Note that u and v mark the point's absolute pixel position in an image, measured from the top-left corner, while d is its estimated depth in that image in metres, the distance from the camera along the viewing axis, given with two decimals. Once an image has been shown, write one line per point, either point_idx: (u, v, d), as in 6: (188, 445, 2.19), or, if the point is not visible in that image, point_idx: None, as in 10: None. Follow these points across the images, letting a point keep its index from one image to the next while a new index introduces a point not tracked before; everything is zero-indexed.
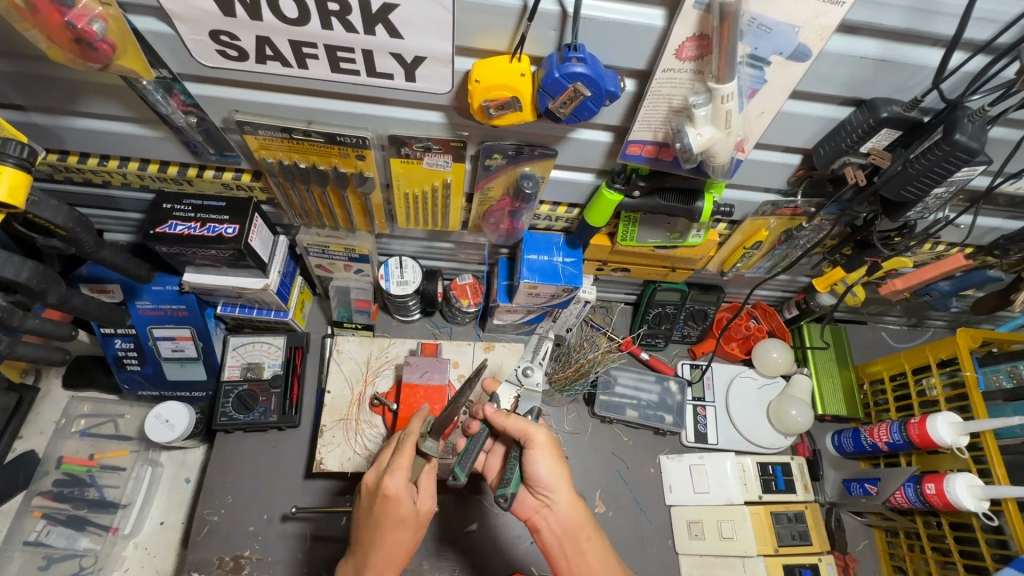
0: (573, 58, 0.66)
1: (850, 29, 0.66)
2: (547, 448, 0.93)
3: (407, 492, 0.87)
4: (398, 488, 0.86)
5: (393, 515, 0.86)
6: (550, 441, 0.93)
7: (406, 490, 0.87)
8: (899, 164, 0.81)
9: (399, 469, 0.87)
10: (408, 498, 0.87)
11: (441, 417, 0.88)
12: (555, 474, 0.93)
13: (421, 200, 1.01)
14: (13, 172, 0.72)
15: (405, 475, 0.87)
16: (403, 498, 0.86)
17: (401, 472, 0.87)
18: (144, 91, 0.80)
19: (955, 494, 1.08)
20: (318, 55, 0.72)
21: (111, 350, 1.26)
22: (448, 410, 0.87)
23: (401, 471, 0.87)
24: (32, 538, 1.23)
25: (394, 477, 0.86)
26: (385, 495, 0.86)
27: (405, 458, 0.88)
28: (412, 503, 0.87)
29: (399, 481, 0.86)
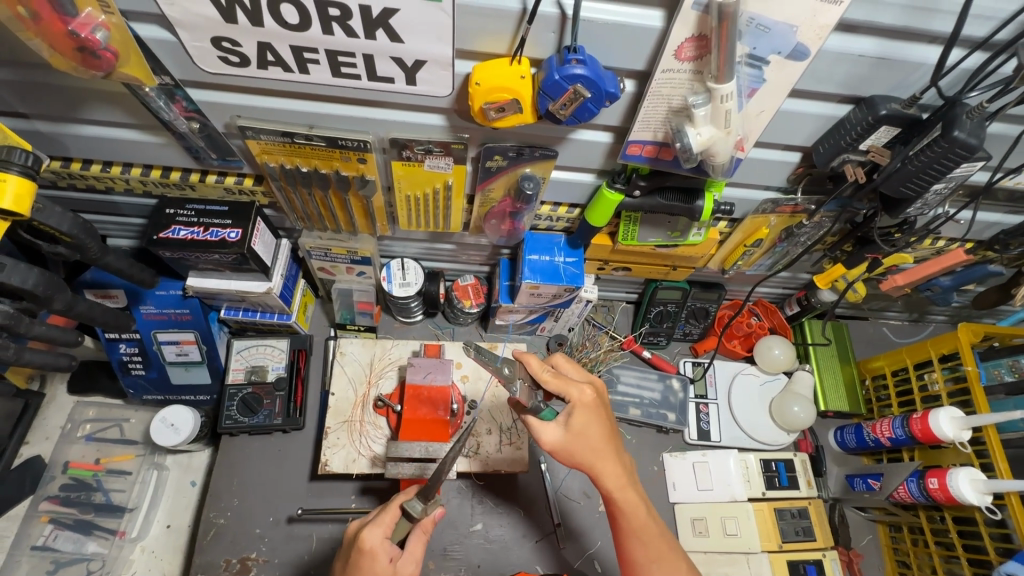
0: (573, 60, 0.66)
1: (847, 27, 0.67)
2: (557, 450, 0.86)
3: (383, 550, 0.83)
4: (374, 543, 0.82)
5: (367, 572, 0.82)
6: (557, 442, 0.85)
7: (383, 547, 0.83)
8: (898, 161, 0.81)
9: (379, 523, 0.84)
10: (385, 556, 0.82)
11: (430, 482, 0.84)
12: (563, 439, 0.85)
13: (423, 201, 1.02)
14: (18, 180, 0.72)
15: (384, 531, 0.84)
16: (378, 555, 0.82)
17: (380, 526, 0.84)
18: (147, 98, 0.80)
19: (958, 487, 1.09)
20: (319, 60, 0.72)
21: (115, 355, 1.26)
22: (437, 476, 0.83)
23: (380, 526, 0.84)
24: (40, 543, 1.24)
25: (373, 531, 0.83)
26: (360, 548, 0.82)
27: (388, 514, 0.85)
28: (388, 561, 0.82)
29: (375, 536, 0.83)
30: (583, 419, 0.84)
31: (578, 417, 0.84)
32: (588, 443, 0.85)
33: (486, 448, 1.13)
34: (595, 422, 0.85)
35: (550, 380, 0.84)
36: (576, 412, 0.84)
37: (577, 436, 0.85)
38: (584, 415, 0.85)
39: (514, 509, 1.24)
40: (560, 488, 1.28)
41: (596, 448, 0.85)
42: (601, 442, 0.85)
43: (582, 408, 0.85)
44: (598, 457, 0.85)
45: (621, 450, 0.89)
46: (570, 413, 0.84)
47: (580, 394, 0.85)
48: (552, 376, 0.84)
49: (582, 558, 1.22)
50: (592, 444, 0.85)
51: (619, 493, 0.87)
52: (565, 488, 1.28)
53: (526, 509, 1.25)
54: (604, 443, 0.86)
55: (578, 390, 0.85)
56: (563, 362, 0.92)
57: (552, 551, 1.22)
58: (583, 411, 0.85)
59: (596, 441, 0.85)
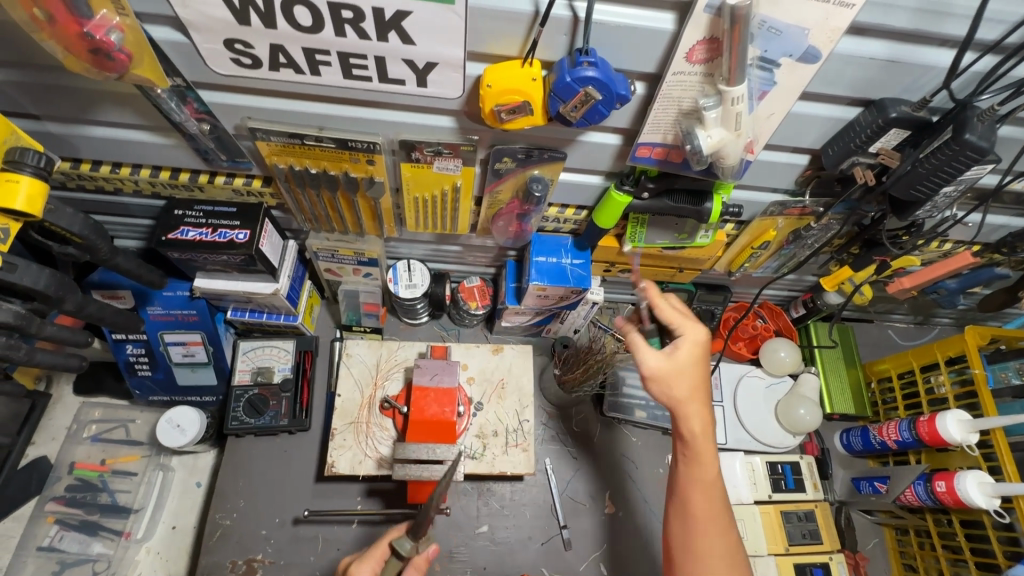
0: (585, 63, 0.67)
1: (857, 30, 0.67)
2: (653, 375, 0.89)
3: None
4: None
5: None
6: (656, 367, 0.88)
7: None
8: (908, 164, 0.81)
9: (368, 559, 0.86)
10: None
11: (415, 522, 0.82)
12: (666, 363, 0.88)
13: (431, 203, 1.02)
14: (31, 181, 0.72)
15: (372, 568, 0.85)
16: None
17: (368, 562, 0.86)
18: (159, 99, 0.80)
19: (965, 490, 1.09)
20: (332, 62, 0.73)
21: (122, 356, 1.26)
22: (420, 517, 0.81)
23: (369, 562, 0.86)
24: (46, 543, 1.24)
25: (360, 566, 0.85)
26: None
27: (377, 550, 0.87)
28: None
29: (363, 571, 0.85)
30: (690, 352, 0.88)
31: (685, 349, 0.88)
32: (684, 378, 0.87)
33: (493, 450, 1.13)
34: (696, 364, 0.88)
35: (676, 317, 0.90)
36: (683, 344, 0.88)
37: (677, 367, 0.88)
38: (690, 350, 0.88)
39: (520, 511, 1.24)
40: (566, 490, 1.28)
41: (693, 385, 0.88)
42: (699, 384, 0.88)
43: (691, 341, 0.88)
44: (689, 398, 0.88)
45: (713, 408, 0.90)
46: (680, 344, 0.88)
47: (695, 331, 0.89)
48: (671, 309, 0.91)
49: (587, 560, 1.22)
50: (688, 384, 0.88)
51: (701, 446, 0.87)
52: (571, 490, 1.28)
53: (532, 511, 1.25)
54: (700, 387, 0.88)
55: (697, 331, 0.89)
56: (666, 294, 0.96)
57: (559, 553, 1.22)
58: (692, 347, 0.88)
59: (693, 381, 0.88)
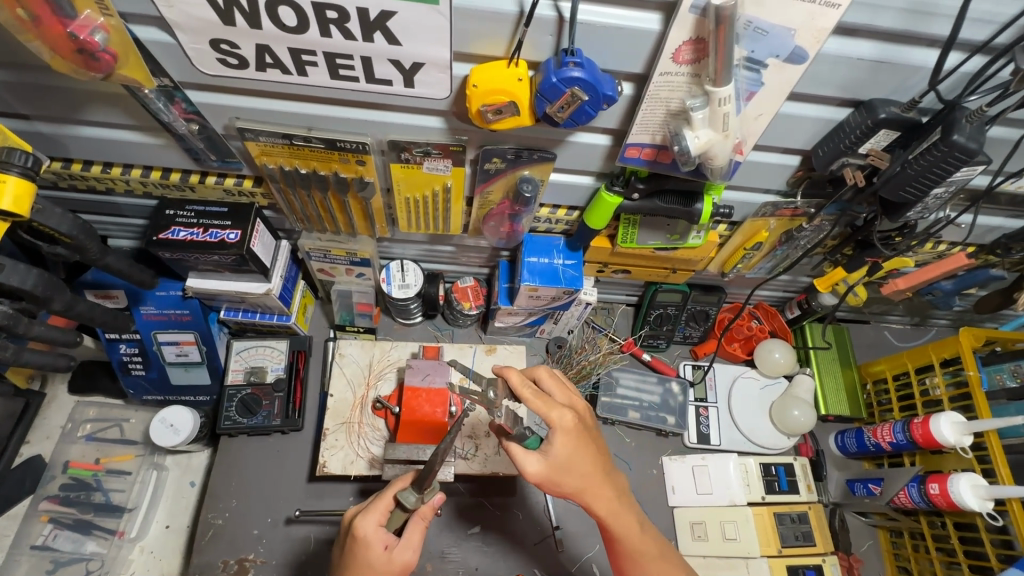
0: (570, 63, 0.66)
1: (845, 30, 0.66)
2: (542, 481, 0.82)
3: (377, 538, 0.83)
4: (367, 531, 0.84)
5: (360, 562, 0.83)
6: (542, 474, 0.82)
7: (376, 535, 0.83)
8: (898, 165, 0.80)
9: (373, 511, 0.85)
10: (378, 544, 0.83)
11: (421, 471, 0.84)
12: (557, 463, 0.82)
13: (422, 203, 1.02)
14: (17, 181, 0.73)
15: (378, 518, 0.85)
16: (371, 544, 0.83)
17: (373, 514, 0.85)
18: (147, 100, 0.80)
19: (958, 493, 1.08)
20: (318, 62, 0.72)
21: (115, 355, 1.26)
22: (428, 465, 0.82)
23: (373, 515, 0.85)
24: (39, 542, 1.24)
25: (366, 519, 0.84)
26: (355, 536, 0.84)
27: (382, 502, 0.86)
28: (382, 550, 0.83)
29: (368, 524, 0.84)
30: (565, 447, 0.82)
31: (559, 444, 0.81)
32: (571, 476, 0.83)
33: (484, 451, 1.12)
34: (577, 452, 0.82)
35: (531, 398, 0.82)
36: (557, 438, 0.81)
37: (559, 465, 0.82)
38: (567, 442, 0.82)
39: (512, 512, 1.24)
40: None
41: (583, 476, 0.83)
42: (590, 468, 0.83)
43: (563, 433, 0.82)
44: (585, 488, 0.84)
45: (612, 474, 0.87)
46: (552, 442, 0.82)
47: (560, 416, 0.82)
48: (533, 398, 0.82)
49: (579, 562, 1.22)
50: (579, 471, 0.83)
51: (612, 521, 0.87)
52: None
53: (524, 512, 1.24)
54: (591, 470, 0.83)
55: (559, 413, 0.82)
56: (548, 378, 0.90)
57: (551, 553, 1.22)
58: (565, 437, 0.82)
59: (583, 472, 0.83)
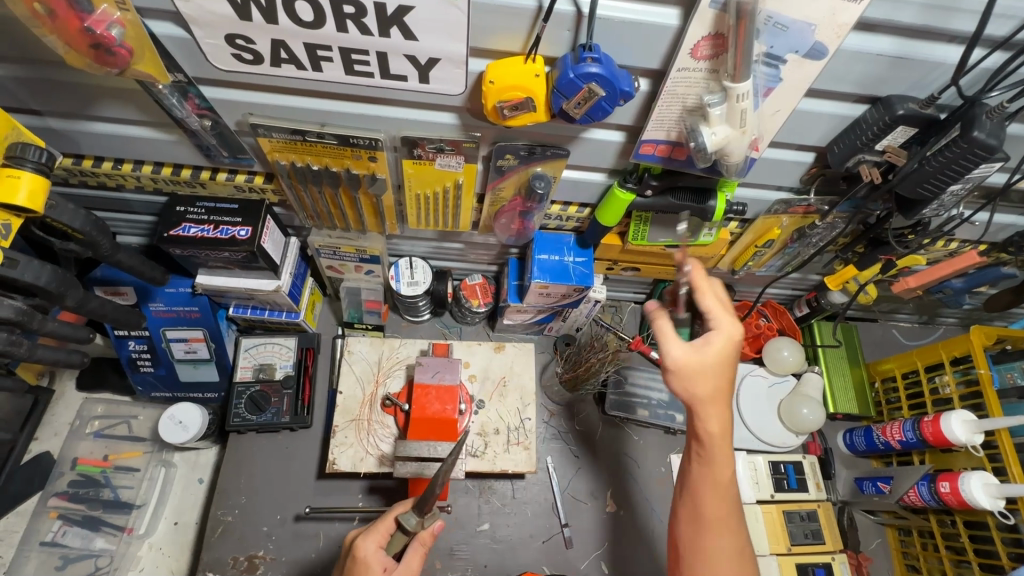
0: (588, 58, 0.66)
1: (865, 26, 0.66)
2: (676, 367, 0.80)
3: (375, 560, 0.84)
4: (367, 552, 0.84)
5: None
6: (679, 354, 0.80)
7: (375, 557, 0.84)
8: (915, 161, 0.80)
9: (373, 533, 0.86)
10: (377, 566, 0.83)
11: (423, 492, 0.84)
12: (685, 357, 0.80)
13: (433, 200, 1.01)
14: (32, 177, 0.73)
15: (378, 541, 0.86)
16: (370, 565, 0.83)
17: (374, 536, 0.86)
18: (160, 95, 0.80)
19: (970, 491, 1.08)
20: (333, 57, 0.72)
21: (124, 352, 1.26)
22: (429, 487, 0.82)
23: (373, 536, 0.86)
24: (48, 539, 1.24)
25: (366, 539, 0.85)
26: (354, 556, 0.85)
27: (383, 524, 0.87)
28: (380, 572, 0.83)
29: (367, 545, 0.85)
30: (719, 352, 0.79)
31: (717, 345, 0.79)
32: (701, 379, 0.79)
33: (495, 448, 1.13)
34: (722, 361, 0.80)
35: (715, 310, 0.81)
36: (716, 342, 0.79)
37: (704, 362, 0.80)
38: (722, 347, 0.80)
39: (520, 509, 1.24)
40: (567, 488, 1.28)
41: (715, 386, 0.80)
42: (723, 379, 0.80)
43: (729, 344, 0.79)
44: (708, 401, 0.80)
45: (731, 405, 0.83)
46: (709, 341, 0.80)
47: (732, 328, 0.80)
48: (713, 298, 0.82)
49: (588, 558, 1.22)
50: (708, 380, 0.79)
51: (715, 444, 0.81)
52: (572, 489, 1.28)
53: (533, 509, 1.24)
54: (722, 387, 0.80)
55: (737, 327, 0.80)
56: (754, 310, 0.85)
57: (560, 552, 1.22)
58: (725, 347, 0.79)
59: (712, 385, 0.80)
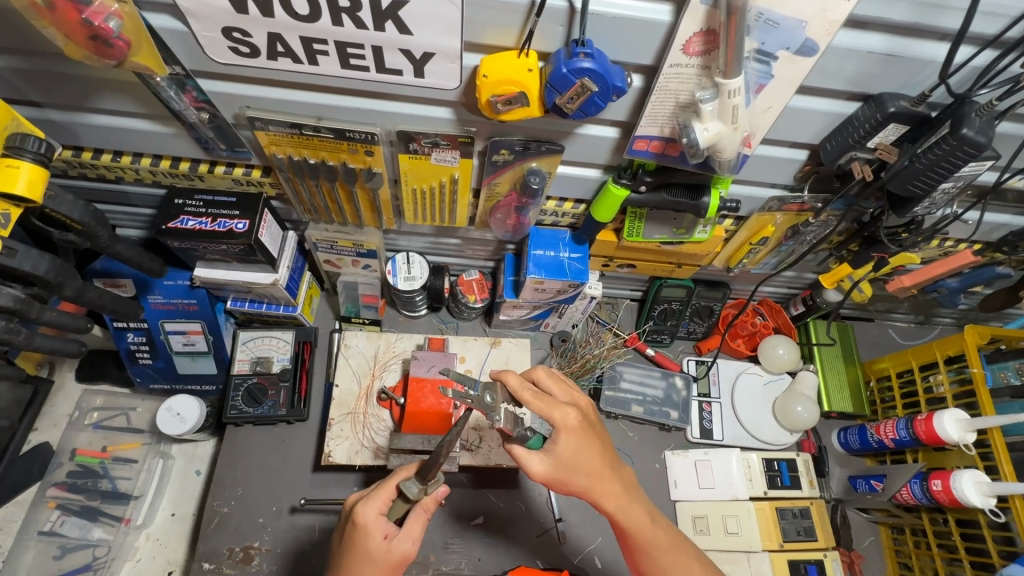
0: (580, 54, 0.67)
1: (856, 23, 0.66)
2: (548, 480, 0.84)
3: (377, 526, 0.84)
4: (367, 519, 0.84)
5: (360, 549, 0.84)
6: (547, 472, 0.83)
7: (376, 523, 0.84)
8: (906, 159, 0.80)
9: (374, 499, 0.86)
10: (378, 533, 0.84)
11: (426, 462, 0.84)
12: (561, 463, 0.83)
13: (429, 195, 1.02)
14: (31, 167, 0.74)
15: (379, 507, 0.86)
16: (371, 532, 0.84)
17: (375, 502, 0.86)
18: (158, 88, 0.81)
19: (962, 489, 1.09)
20: (329, 51, 0.73)
21: (123, 344, 1.27)
22: (432, 458, 0.81)
23: (375, 503, 0.86)
24: (47, 528, 1.25)
25: (367, 505, 0.85)
26: (355, 521, 0.85)
27: (385, 490, 0.87)
28: (380, 539, 0.84)
29: (369, 512, 0.85)
30: (570, 445, 0.83)
31: (564, 443, 0.82)
32: (578, 476, 0.84)
33: (489, 443, 1.13)
34: (580, 452, 0.83)
35: (531, 401, 0.81)
36: (560, 439, 0.82)
37: (566, 464, 0.83)
38: (571, 442, 0.83)
39: (515, 503, 1.25)
40: None
41: (591, 474, 0.84)
42: (595, 467, 0.84)
43: (567, 433, 0.83)
44: (592, 484, 0.85)
45: (617, 467, 0.88)
46: (556, 442, 0.83)
47: (563, 417, 0.83)
48: (535, 401, 0.82)
49: (581, 554, 1.23)
50: (584, 469, 0.84)
51: (621, 514, 0.87)
52: None
53: (528, 504, 1.25)
54: (598, 469, 0.84)
55: (562, 413, 0.83)
56: (546, 378, 0.90)
57: (553, 546, 1.23)
58: (569, 436, 0.83)
59: (588, 471, 0.84)
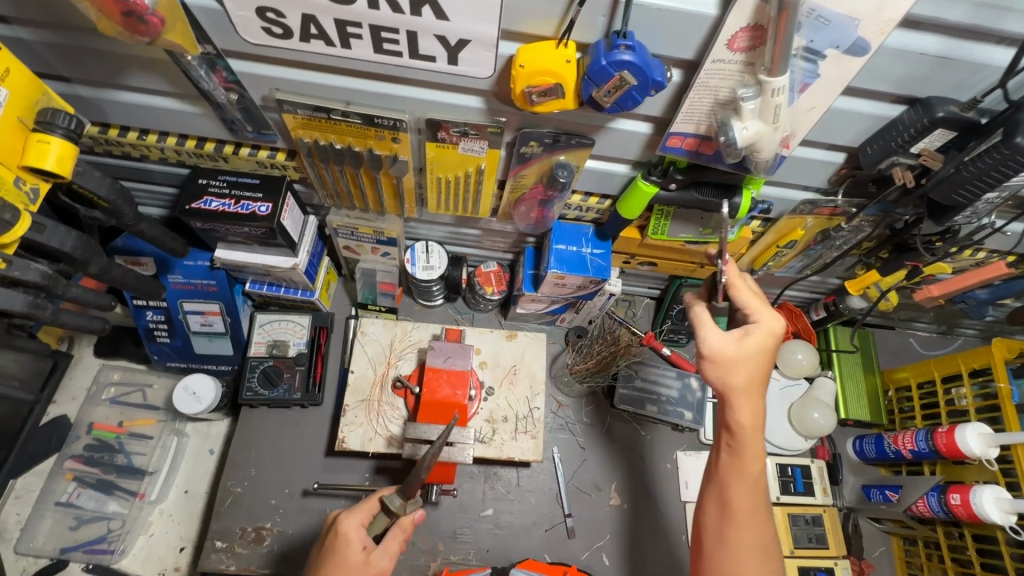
0: (621, 46, 0.65)
1: (910, 23, 0.64)
2: (712, 358, 0.82)
3: (357, 536, 0.86)
4: (349, 528, 0.86)
5: (338, 559, 0.84)
6: (719, 349, 0.81)
7: (356, 534, 0.86)
8: (952, 166, 0.78)
9: (357, 510, 0.88)
10: (357, 542, 0.85)
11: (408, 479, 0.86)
12: (726, 346, 0.81)
13: (453, 184, 1.01)
14: (61, 143, 0.74)
15: (360, 519, 0.87)
16: (350, 541, 0.85)
17: (357, 513, 0.88)
18: (188, 66, 0.80)
19: (981, 505, 1.07)
20: (363, 35, 0.71)
21: (142, 322, 1.28)
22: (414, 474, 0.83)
23: (357, 514, 0.88)
24: (64, 499, 1.29)
25: (349, 517, 0.87)
26: (336, 531, 0.86)
27: (367, 504, 0.89)
28: (359, 549, 0.85)
29: (350, 522, 0.86)
30: (760, 343, 0.80)
31: (755, 339, 0.80)
32: (737, 373, 0.81)
33: (502, 436, 1.14)
34: (762, 356, 0.81)
35: (751, 299, 0.83)
36: (754, 334, 0.80)
37: (741, 356, 0.80)
38: (761, 343, 0.80)
39: (526, 496, 1.25)
40: (572, 480, 1.29)
41: (751, 378, 0.81)
42: (756, 376, 0.81)
43: (766, 333, 0.80)
44: (742, 388, 0.81)
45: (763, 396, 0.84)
46: (750, 332, 0.81)
47: (767, 319, 0.81)
48: (748, 292, 0.83)
49: (590, 550, 1.23)
50: (745, 371, 0.80)
51: (751, 434, 0.82)
52: (577, 479, 1.29)
53: (538, 498, 1.25)
54: (757, 376, 0.81)
55: (773, 319, 0.81)
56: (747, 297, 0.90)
57: (561, 542, 1.23)
58: (762, 335, 0.80)
59: (750, 372, 0.81)
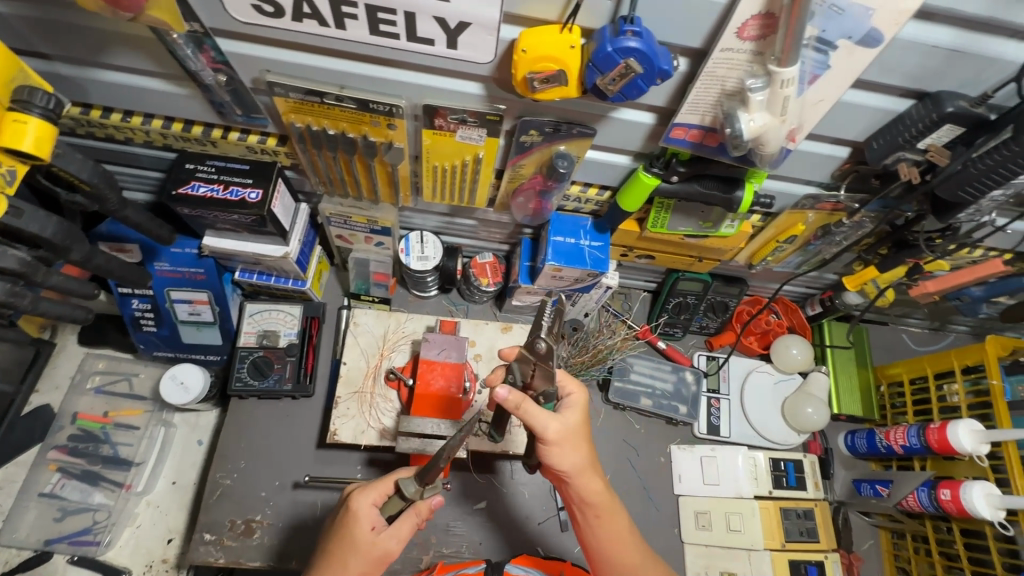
0: (628, 32, 0.62)
1: (923, 14, 0.62)
2: (554, 445, 0.79)
3: (366, 516, 0.82)
4: (360, 506, 0.83)
5: (348, 537, 0.82)
6: (558, 433, 0.79)
7: (366, 513, 0.83)
8: (959, 163, 0.77)
9: (370, 489, 0.84)
10: (366, 522, 0.82)
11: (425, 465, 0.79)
12: (563, 425, 0.80)
13: (450, 173, 0.98)
14: (39, 123, 0.70)
15: (374, 498, 0.84)
16: (361, 520, 0.82)
17: (371, 492, 0.84)
18: (175, 45, 0.77)
19: (971, 501, 1.07)
20: (357, 15, 0.68)
21: (127, 310, 1.25)
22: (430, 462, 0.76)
23: (371, 493, 0.84)
24: (48, 490, 1.26)
25: (361, 495, 0.84)
26: (348, 506, 0.84)
27: (382, 483, 0.85)
28: (367, 530, 0.82)
29: (362, 501, 0.83)
30: (578, 417, 0.83)
31: (575, 413, 0.82)
32: (576, 449, 0.81)
33: None
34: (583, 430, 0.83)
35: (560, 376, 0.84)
36: (575, 409, 0.83)
37: (571, 433, 0.81)
38: (580, 415, 0.83)
39: (519, 490, 1.26)
40: None
41: (587, 450, 0.83)
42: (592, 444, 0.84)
43: (579, 406, 0.84)
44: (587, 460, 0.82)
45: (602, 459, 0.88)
46: (571, 406, 0.83)
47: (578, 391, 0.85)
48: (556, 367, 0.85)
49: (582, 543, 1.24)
50: (582, 445, 0.82)
51: (607, 500, 0.84)
52: None
53: (531, 491, 1.26)
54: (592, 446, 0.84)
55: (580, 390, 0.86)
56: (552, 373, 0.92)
57: (553, 535, 1.23)
58: (578, 409, 0.84)
59: (586, 443, 0.83)
